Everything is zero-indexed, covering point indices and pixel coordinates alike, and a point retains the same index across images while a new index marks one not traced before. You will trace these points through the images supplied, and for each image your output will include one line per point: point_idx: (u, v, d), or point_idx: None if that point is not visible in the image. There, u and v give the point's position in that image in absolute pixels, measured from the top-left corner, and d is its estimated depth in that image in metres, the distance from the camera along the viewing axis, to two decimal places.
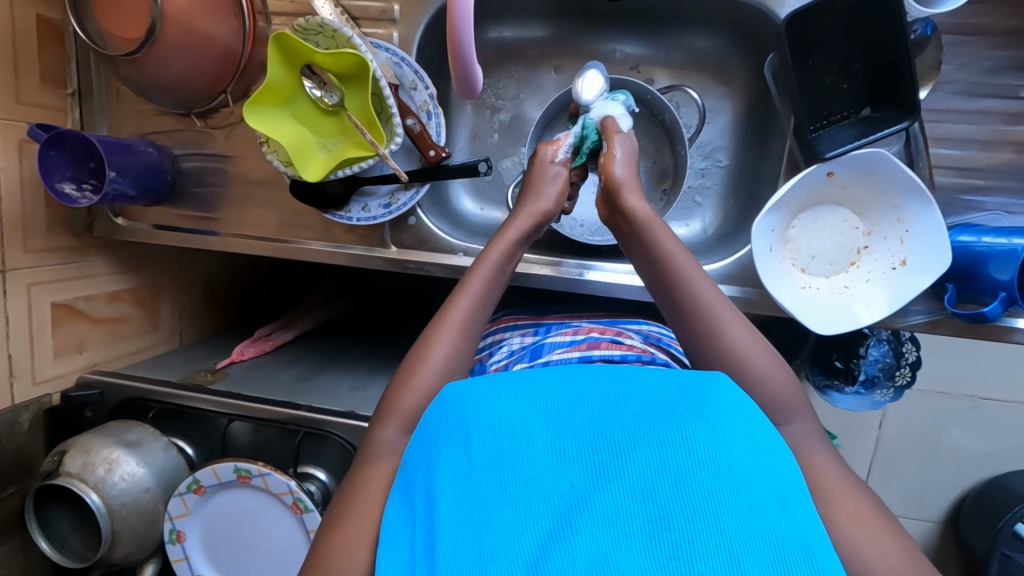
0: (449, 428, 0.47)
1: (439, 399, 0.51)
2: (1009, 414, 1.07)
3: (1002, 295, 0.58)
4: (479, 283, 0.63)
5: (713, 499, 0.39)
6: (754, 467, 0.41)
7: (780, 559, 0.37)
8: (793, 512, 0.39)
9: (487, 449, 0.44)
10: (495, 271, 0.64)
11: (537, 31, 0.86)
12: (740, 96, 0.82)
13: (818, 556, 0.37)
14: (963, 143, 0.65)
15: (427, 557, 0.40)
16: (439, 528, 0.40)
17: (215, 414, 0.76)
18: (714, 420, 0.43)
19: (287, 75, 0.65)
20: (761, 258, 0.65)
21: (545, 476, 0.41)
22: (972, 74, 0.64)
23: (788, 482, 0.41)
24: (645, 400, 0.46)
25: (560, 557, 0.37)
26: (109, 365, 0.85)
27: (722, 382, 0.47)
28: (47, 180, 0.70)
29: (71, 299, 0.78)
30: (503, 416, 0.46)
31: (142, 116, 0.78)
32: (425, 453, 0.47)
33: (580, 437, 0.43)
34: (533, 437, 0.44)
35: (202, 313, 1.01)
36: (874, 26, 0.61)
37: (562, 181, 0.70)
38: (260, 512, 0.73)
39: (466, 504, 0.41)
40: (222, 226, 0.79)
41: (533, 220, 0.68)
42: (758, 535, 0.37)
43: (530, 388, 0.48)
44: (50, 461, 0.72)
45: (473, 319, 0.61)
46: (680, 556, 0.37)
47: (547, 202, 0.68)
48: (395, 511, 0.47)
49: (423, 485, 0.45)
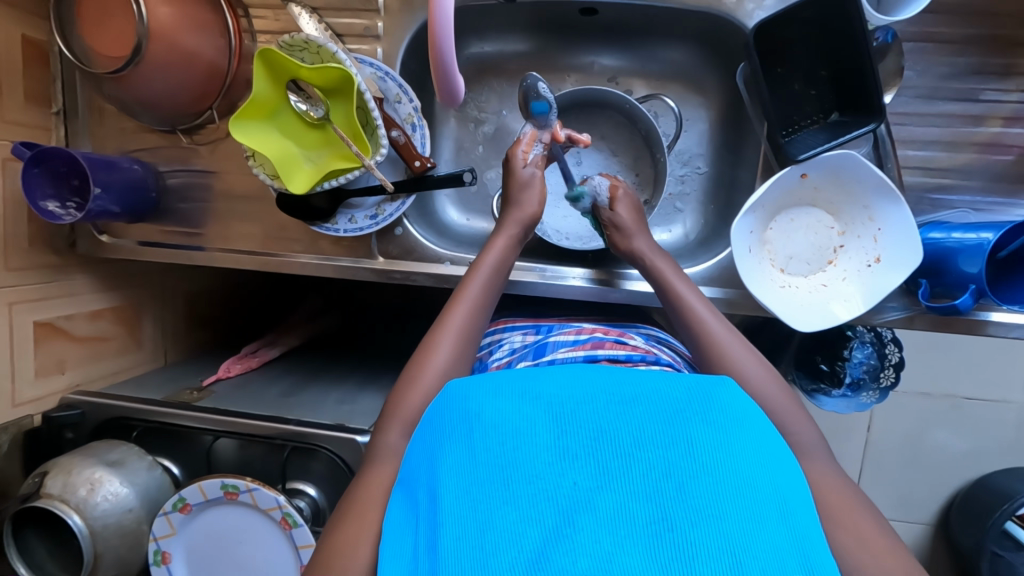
0: (452, 424, 0.47)
1: (443, 394, 0.51)
2: (988, 413, 1.09)
3: (971, 288, 0.59)
4: (479, 284, 0.65)
5: (715, 502, 0.39)
6: (757, 474, 0.41)
7: (779, 562, 0.38)
8: (794, 522, 0.40)
9: (491, 446, 0.44)
10: (493, 274, 0.66)
11: (517, 45, 0.88)
12: (715, 105, 0.85)
13: (814, 561, 0.38)
14: (927, 144, 0.68)
15: (429, 552, 0.41)
16: (441, 524, 0.41)
17: (200, 430, 0.75)
18: (720, 424, 0.44)
19: (274, 92, 0.67)
20: (741, 260, 0.66)
21: (548, 473, 0.42)
22: (931, 79, 0.67)
23: (789, 488, 0.42)
24: (650, 399, 0.46)
25: (561, 554, 0.38)
26: (92, 385, 0.83)
27: (729, 386, 0.48)
28: (30, 199, 0.69)
29: (52, 317, 0.77)
30: (507, 413, 0.46)
31: (127, 133, 0.79)
32: (427, 449, 0.47)
33: (583, 434, 0.44)
34: (536, 435, 0.44)
35: (186, 331, 1.00)
36: (835, 35, 0.64)
37: (538, 181, 0.71)
38: (249, 531, 0.72)
39: (470, 501, 0.41)
40: (207, 241, 0.79)
41: (520, 225, 0.70)
42: (758, 539, 0.38)
43: (533, 385, 0.48)
44: (29, 483, 0.70)
45: (479, 298, 0.64)
46: (682, 556, 0.38)
47: (529, 206, 0.70)
48: (398, 503, 0.47)
49: (425, 480, 0.45)
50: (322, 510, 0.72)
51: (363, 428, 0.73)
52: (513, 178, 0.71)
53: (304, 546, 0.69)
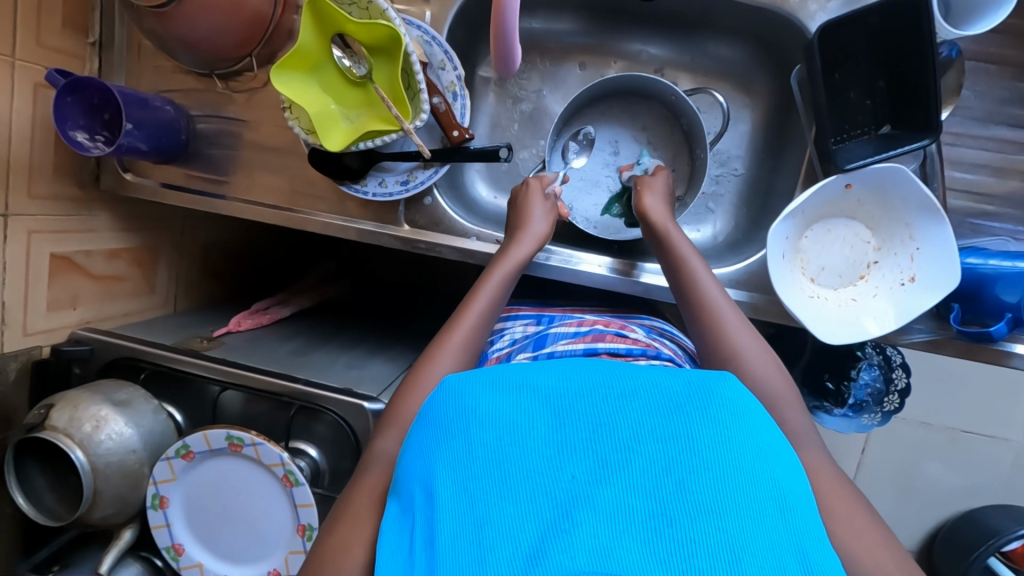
0: (450, 418, 0.46)
1: (438, 388, 0.50)
2: (985, 448, 1.09)
3: (1008, 316, 0.60)
4: (501, 274, 0.67)
5: (714, 499, 0.39)
6: (758, 469, 0.41)
7: (781, 561, 0.37)
8: (795, 521, 0.39)
9: (489, 441, 0.43)
10: (499, 289, 0.66)
11: (564, 24, 0.87)
12: (760, 107, 0.84)
13: (817, 559, 0.38)
14: (974, 167, 0.68)
15: (428, 549, 0.40)
16: (439, 521, 0.40)
17: (207, 381, 0.74)
18: (720, 420, 0.43)
19: (319, 45, 0.65)
20: (775, 264, 0.65)
21: (545, 467, 0.41)
22: (987, 102, 0.68)
23: (789, 485, 0.41)
24: (652, 395, 0.46)
25: (559, 550, 0.37)
26: (101, 323, 0.83)
27: (728, 380, 0.47)
28: (61, 127, 0.68)
29: (69, 251, 0.76)
30: (505, 408, 0.45)
31: (161, 73, 0.78)
32: (424, 443, 0.46)
33: (582, 428, 0.43)
34: (534, 430, 0.44)
35: (196, 280, 0.99)
36: (900, 47, 0.62)
37: (551, 206, 0.72)
38: (249, 486, 0.72)
39: (468, 495, 0.41)
40: (231, 189, 0.78)
41: (532, 243, 0.69)
42: (759, 536, 0.38)
43: (531, 379, 0.48)
44: (35, 414, 0.69)
45: (499, 286, 0.66)
46: (682, 554, 0.37)
47: (539, 226, 0.70)
48: (394, 506, 0.46)
49: (421, 477, 0.45)
50: (322, 472, 0.72)
51: (370, 395, 0.73)
52: (523, 203, 0.72)
53: (304, 504, 0.69)
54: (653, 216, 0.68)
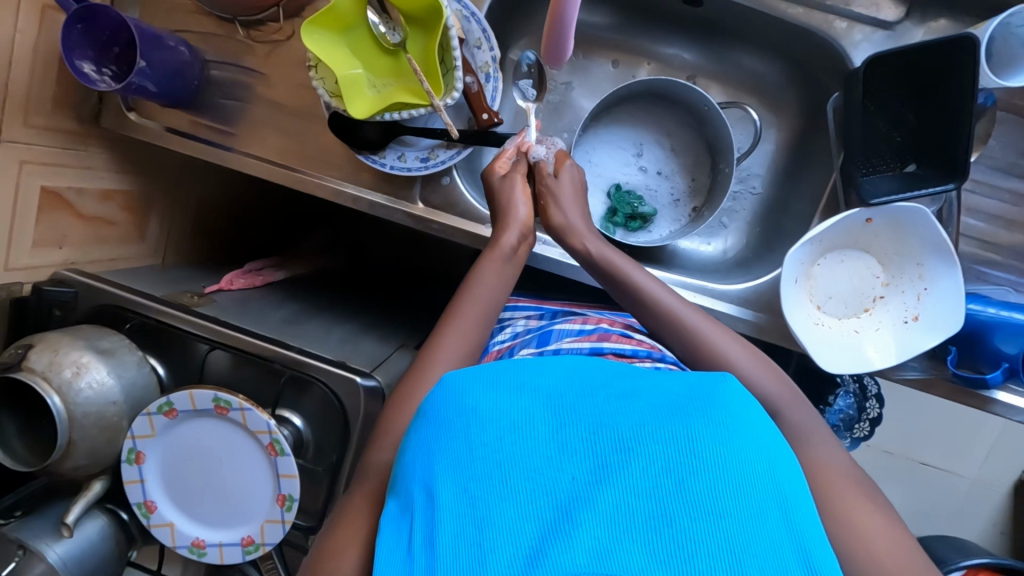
0: (450, 416, 0.45)
1: (438, 387, 0.49)
2: (942, 482, 1.14)
3: (1004, 365, 0.62)
4: (490, 273, 0.65)
5: (715, 500, 0.39)
6: (757, 468, 0.41)
7: (781, 561, 0.37)
8: (795, 518, 0.40)
9: (489, 439, 0.43)
10: (494, 291, 0.65)
11: (601, 17, 0.85)
12: (786, 128, 0.84)
13: (817, 555, 0.38)
14: (986, 216, 0.69)
15: (428, 548, 0.40)
16: (440, 520, 0.40)
17: (195, 338, 0.72)
18: (719, 422, 0.43)
19: (356, 6, 0.63)
20: (787, 288, 0.66)
21: (546, 467, 0.41)
22: (1012, 153, 0.69)
23: (788, 483, 0.42)
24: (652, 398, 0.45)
25: (560, 550, 0.36)
26: (87, 265, 0.79)
27: (729, 383, 0.47)
28: (68, 55, 0.64)
29: (61, 187, 0.72)
30: (506, 406, 0.45)
31: (179, 11, 0.74)
32: (425, 442, 0.45)
33: (582, 429, 0.43)
34: (535, 430, 0.43)
35: (188, 231, 0.96)
36: (937, 86, 0.63)
37: (523, 188, 0.69)
38: (232, 450, 0.70)
39: (468, 495, 0.40)
40: (240, 143, 0.74)
41: (520, 236, 0.67)
42: (759, 536, 0.38)
43: (532, 379, 0.47)
44: (11, 353, 0.66)
45: (494, 287, 0.65)
46: (681, 555, 0.37)
47: (518, 219, 0.67)
48: (394, 505, 0.45)
49: (420, 475, 0.44)
50: (305, 442, 0.71)
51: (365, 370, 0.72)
52: (495, 198, 0.69)
53: (288, 474, 0.67)
54: (569, 239, 0.68)
